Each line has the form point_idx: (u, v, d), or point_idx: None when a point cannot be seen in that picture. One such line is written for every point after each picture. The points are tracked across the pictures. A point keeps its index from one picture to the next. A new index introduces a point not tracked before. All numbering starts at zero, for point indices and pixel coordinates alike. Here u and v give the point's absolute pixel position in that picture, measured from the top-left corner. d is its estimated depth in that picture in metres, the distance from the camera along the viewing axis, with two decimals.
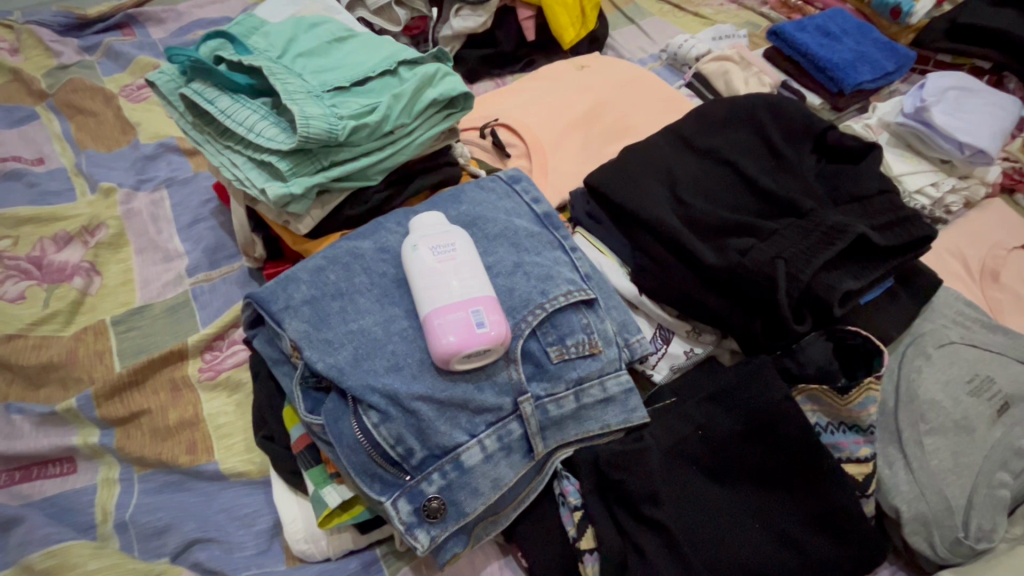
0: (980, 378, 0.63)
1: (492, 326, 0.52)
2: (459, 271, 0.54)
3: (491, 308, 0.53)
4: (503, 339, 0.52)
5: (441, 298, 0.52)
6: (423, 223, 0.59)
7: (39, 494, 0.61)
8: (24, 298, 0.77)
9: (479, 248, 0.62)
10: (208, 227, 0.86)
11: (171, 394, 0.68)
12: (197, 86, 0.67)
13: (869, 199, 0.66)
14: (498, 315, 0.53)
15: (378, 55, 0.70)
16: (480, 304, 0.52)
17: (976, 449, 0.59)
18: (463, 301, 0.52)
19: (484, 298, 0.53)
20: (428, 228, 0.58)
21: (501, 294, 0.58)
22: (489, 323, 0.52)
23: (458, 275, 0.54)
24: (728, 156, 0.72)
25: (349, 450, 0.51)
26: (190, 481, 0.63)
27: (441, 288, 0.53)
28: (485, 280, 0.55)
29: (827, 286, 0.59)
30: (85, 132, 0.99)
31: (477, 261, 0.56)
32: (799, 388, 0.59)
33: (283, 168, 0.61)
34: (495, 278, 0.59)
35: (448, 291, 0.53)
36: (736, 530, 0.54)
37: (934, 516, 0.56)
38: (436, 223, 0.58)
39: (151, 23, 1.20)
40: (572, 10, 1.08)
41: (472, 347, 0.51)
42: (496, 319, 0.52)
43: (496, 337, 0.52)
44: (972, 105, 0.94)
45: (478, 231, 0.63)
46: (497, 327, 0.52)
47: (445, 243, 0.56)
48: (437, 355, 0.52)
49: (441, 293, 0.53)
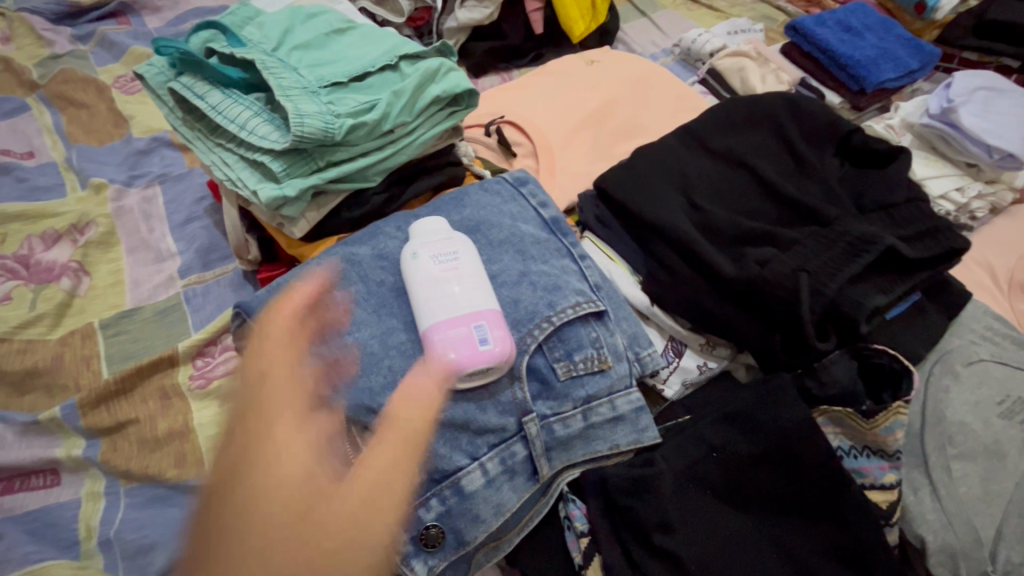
0: (1013, 400, 0.59)
1: (495, 343, 0.49)
2: (463, 283, 0.51)
3: (496, 323, 0.49)
4: (506, 356, 0.49)
5: (442, 310, 0.49)
6: (424, 229, 0.56)
7: (21, 508, 0.58)
8: (10, 299, 0.74)
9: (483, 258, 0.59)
10: (202, 226, 0.83)
11: (160, 402, 0.65)
12: (186, 80, 0.63)
13: (896, 207, 0.63)
14: (501, 330, 0.50)
15: (378, 49, 0.67)
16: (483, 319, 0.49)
17: (1009, 477, 0.55)
18: (466, 315, 0.49)
19: (488, 313, 0.50)
20: (428, 236, 0.54)
21: (506, 306, 0.55)
22: (492, 338, 0.49)
23: (461, 285, 0.51)
24: (746, 159, 0.68)
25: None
26: (177, 496, 0.60)
27: (443, 301, 0.50)
28: (489, 293, 0.51)
29: (854, 302, 0.55)
30: (78, 125, 0.96)
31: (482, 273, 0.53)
32: (821, 409, 0.56)
33: (276, 168, 0.58)
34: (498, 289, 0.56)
35: (451, 305, 0.49)
36: (751, 560, 0.50)
37: (962, 548, 0.52)
38: (437, 231, 0.55)
39: (146, 12, 1.16)
40: (583, 2, 1.04)
41: (475, 365, 0.47)
42: (500, 335, 0.49)
43: (499, 354, 0.48)
44: (1002, 106, 0.90)
45: (482, 237, 0.60)
46: (500, 343, 0.49)
47: (448, 252, 0.53)
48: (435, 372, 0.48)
49: (442, 306, 0.50)
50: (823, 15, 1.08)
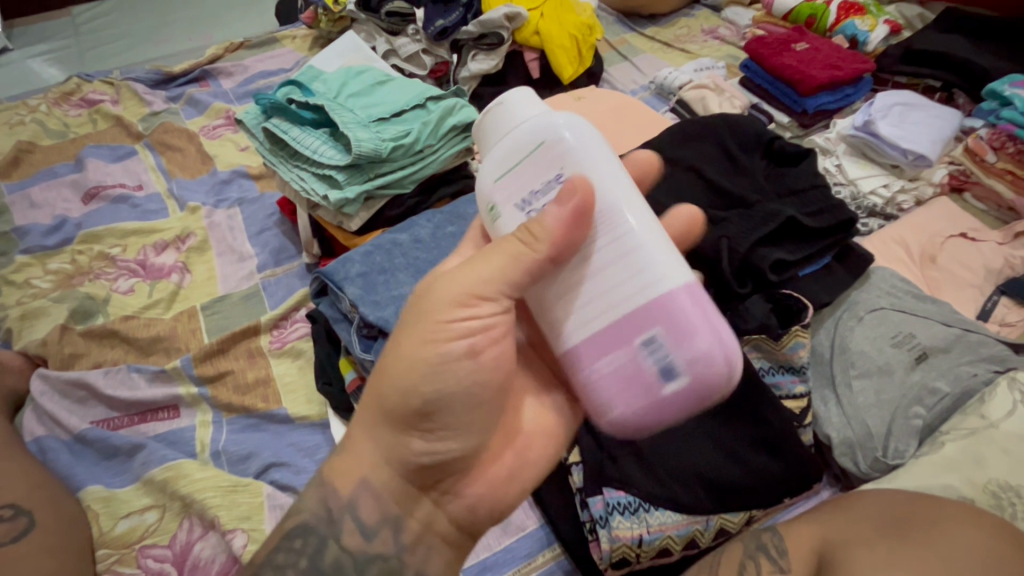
0: (903, 334, 0.76)
1: (697, 340, 0.42)
2: (604, 239, 0.44)
3: (688, 310, 0.42)
4: (724, 352, 0.43)
5: (675, 284, 0.43)
6: (482, 145, 0.54)
7: (153, 432, 0.80)
8: (133, 291, 0.98)
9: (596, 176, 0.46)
10: (273, 234, 1.06)
11: (248, 359, 0.87)
12: (275, 121, 0.88)
13: (806, 192, 0.81)
14: (704, 310, 0.43)
15: (410, 94, 0.90)
16: (636, 326, 0.43)
17: (897, 388, 0.71)
18: (616, 334, 0.43)
19: (676, 298, 0.42)
20: (496, 170, 0.50)
21: (659, 244, 0.44)
22: (685, 356, 0.42)
23: (645, 258, 0.43)
24: (694, 164, 0.88)
25: (358, 538, 0.48)
26: (265, 423, 0.81)
27: (554, 298, 0.46)
28: (662, 263, 0.43)
29: (760, 257, 0.74)
30: (174, 163, 1.23)
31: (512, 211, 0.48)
32: (747, 339, 0.73)
33: (340, 179, 0.81)
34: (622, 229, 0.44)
35: (607, 299, 0.44)
36: (694, 449, 0.67)
37: (858, 439, 0.69)
38: (506, 159, 0.49)
39: (222, 76, 1.46)
40: (571, 51, 1.28)
41: (675, 389, 0.42)
42: (707, 328, 0.42)
43: (715, 342, 0.42)
44: (915, 117, 1.09)
45: (557, 149, 0.47)
46: (721, 333, 0.43)
47: (556, 185, 0.46)
48: (598, 407, 0.45)
49: (605, 300, 0.44)
50: (786, 38, 1.29)
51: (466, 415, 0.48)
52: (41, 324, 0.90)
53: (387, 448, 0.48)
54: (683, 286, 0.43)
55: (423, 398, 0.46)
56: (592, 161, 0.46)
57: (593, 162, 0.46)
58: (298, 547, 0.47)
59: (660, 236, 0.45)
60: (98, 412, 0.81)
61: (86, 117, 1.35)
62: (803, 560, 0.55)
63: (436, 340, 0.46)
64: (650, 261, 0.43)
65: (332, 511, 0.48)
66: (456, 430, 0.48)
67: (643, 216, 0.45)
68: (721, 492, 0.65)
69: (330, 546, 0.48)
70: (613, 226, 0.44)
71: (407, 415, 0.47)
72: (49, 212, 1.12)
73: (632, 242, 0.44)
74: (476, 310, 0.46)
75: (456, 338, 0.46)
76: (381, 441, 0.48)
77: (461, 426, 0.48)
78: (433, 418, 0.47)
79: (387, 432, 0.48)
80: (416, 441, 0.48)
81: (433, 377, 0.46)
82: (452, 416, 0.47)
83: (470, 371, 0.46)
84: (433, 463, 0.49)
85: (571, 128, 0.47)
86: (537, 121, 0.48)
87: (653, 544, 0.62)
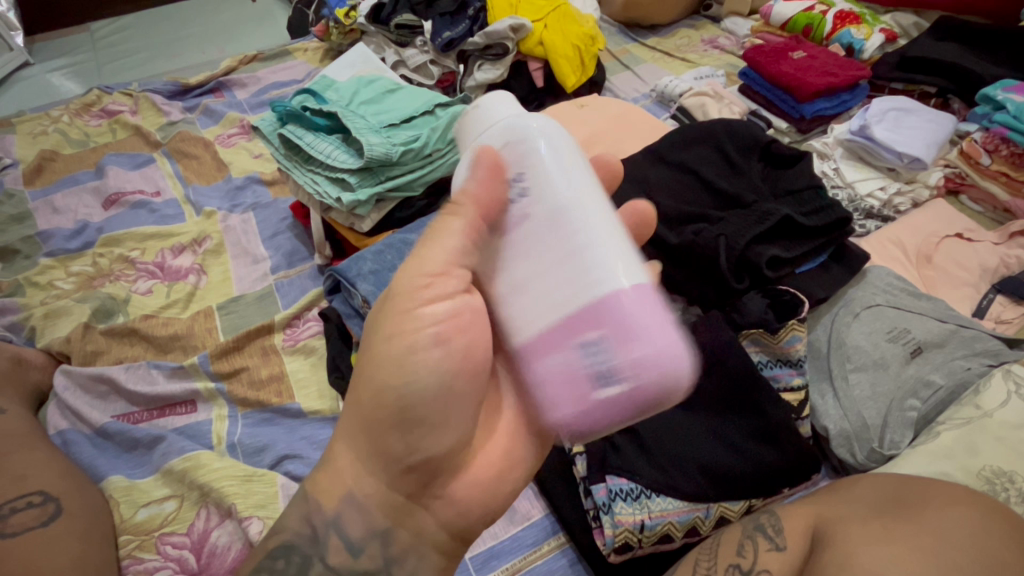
0: (899, 329, 0.78)
1: (642, 341, 0.40)
2: (557, 235, 0.44)
3: (631, 309, 0.41)
4: (676, 356, 0.40)
5: (620, 286, 0.41)
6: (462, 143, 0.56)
7: (172, 426, 0.83)
8: (152, 292, 1.01)
9: (554, 171, 0.47)
10: (286, 238, 1.09)
11: (262, 356, 0.90)
12: (290, 127, 0.92)
13: (801, 192, 0.84)
14: (650, 313, 0.41)
15: (419, 101, 0.94)
16: (577, 326, 0.42)
17: (892, 381, 0.74)
18: (560, 333, 0.42)
19: (620, 299, 0.41)
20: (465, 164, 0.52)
21: (608, 243, 0.43)
22: (630, 357, 0.40)
23: (587, 257, 0.43)
24: (693, 167, 0.90)
25: (343, 555, 0.51)
26: (278, 417, 0.83)
27: (507, 294, 0.46)
28: (610, 262, 0.42)
29: (757, 253, 0.77)
30: (190, 170, 1.27)
31: (470, 187, 0.47)
32: (745, 333, 0.76)
33: (353, 182, 0.84)
34: (570, 225, 0.44)
35: (554, 297, 0.43)
36: (695, 441, 0.69)
37: (855, 431, 0.72)
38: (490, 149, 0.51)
39: (236, 87, 1.51)
40: (574, 60, 1.32)
41: (615, 394, 0.40)
42: (654, 331, 0.40)
43: (665, 345, 0.40)
44: (910, 121, 1.12)
45: (525, 144, 0.49)
46: (673, 336, 0.41)
47: (519, 178, 0.48)
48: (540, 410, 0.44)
49: (550, 300, 0.43)
50: (783, 46, 1.32)
51: (443, 410, 0.48)
52: (63, 323, 0.94)
53: (368, 458, 0.50)
54: (630, 286, 0.42)
55: (398, 394, 0.47)
56: (554, 157, 0.48)
57: (553, 157, 0.48)
58: (280, 568, 0.51)
59: (614, 235, 0.44)
60: (119, 406, 0.85)
61: (106, 127, 1.40)
62: (798, 539, 0.57)
63: (404, 332, 0.47)
64: (594, 261, 0.43)
65: (315, 530, 0.52)
66: (435, 424, 0.48)
67: (597, 212, 0.45)
68: (723, 482, 0.67)
69: (314, 565, 0.51)
70: (563, 220, 0.45)
71: (382, 412, 0.48)
72: (70, 218, 1.16)
73: (579, 240, 0.44)
74: (433, 296, 0.47)
75: (425, 326, 0.47)
76: (364, 450, 0.50)
77: (440, 427, 0.49)
78: (406, 415, 0.48)
79: (369, 439, 0.49)
80: (394, 440, 0.48)
81: (404, 369, 0.47)
82: (427, 417, 0.48)
83: (440, 363, 0.47)
84: (413, 466, 0.50)
85: (543, 125, 0.50)
86: (511, 120, 0.51)
87: (655, 529, 0.64)
